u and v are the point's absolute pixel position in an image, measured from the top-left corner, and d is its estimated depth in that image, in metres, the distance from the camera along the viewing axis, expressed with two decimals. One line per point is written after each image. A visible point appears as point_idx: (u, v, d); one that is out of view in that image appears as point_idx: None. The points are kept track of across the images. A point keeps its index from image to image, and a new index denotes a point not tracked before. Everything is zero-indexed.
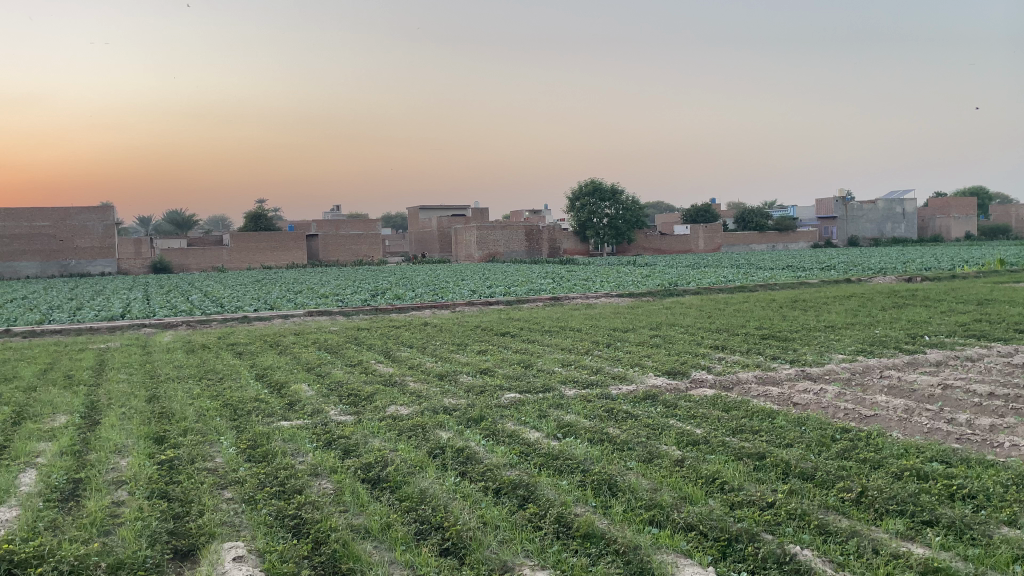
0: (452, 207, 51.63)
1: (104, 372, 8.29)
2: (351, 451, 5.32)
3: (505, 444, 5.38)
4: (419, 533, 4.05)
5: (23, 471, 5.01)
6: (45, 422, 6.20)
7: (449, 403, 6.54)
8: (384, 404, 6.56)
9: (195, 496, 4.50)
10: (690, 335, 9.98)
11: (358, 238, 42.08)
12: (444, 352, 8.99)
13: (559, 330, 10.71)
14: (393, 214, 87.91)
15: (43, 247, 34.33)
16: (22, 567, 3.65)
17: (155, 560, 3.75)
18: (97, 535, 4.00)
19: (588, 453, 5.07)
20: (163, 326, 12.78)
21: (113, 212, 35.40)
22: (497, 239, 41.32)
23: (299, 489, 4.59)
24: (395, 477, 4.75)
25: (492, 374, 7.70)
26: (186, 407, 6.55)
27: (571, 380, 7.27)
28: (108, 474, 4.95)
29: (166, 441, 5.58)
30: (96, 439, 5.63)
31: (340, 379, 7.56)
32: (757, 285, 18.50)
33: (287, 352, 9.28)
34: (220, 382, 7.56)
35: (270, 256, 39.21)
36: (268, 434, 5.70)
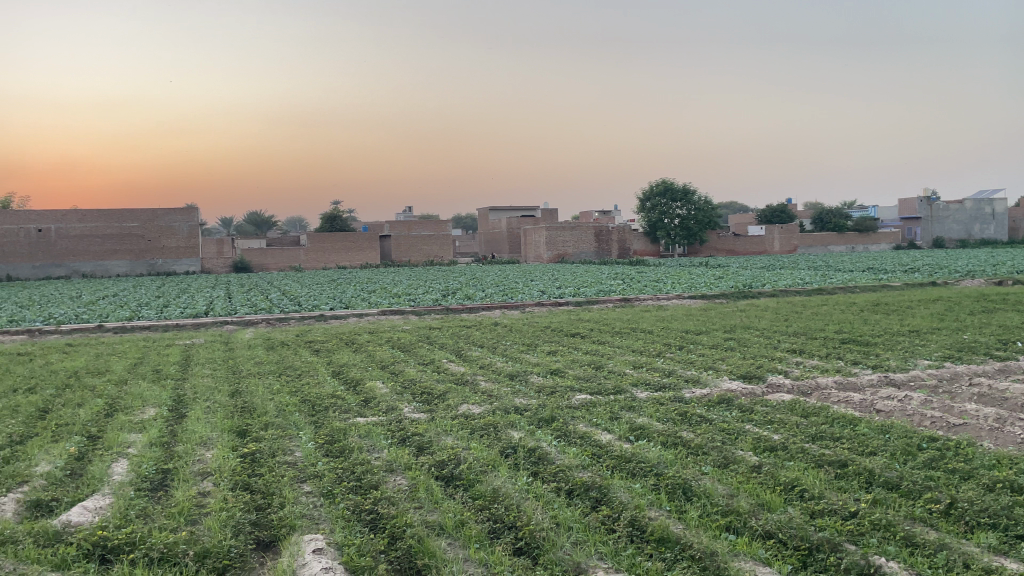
0: (521, 208, 51.83)
1: (190, 367, 8.61)
2: (424, 448, 5.40)
3: (577, 445, 5.36)
4: (493, 531, 4.07)
5: (115, 460, 5.24)
6: (136, 414, 6.48)
7: (520, 403, 6.55)
8: (457, 402, 6.63)
9: (276, 488, 4.64)
10: (766, 338, 9.75)
11: (428, 238, 42.69)
12: (515, 353, 9.01)
13: (630, 331, 10.62)
14: (463, 217, 88.49)
15: (133, 247, 35.91)
16: (115, 553, 3.84)
17: (238, 550, 3.86)
18: (184, 524, 4.15)
19: (661, 457, 5.01)
20: (244, 323, 13.25)
21: (196, 213, 36.82)
22: (566, 240, 41.30)
23: (374, 485, 4.67)
24: (468, 476, 4.79)
25: (563, 374, 7.68)
26: (267, 402, 6.74)
27: (643, 383, 7.20)
28: (194, 465, 5.14)
29: (248, 435, 5.76)
30: (184, 432, 5.86)
31: (413, 377, 7.68)
32: (836, 288, 17.99)
33: (361, 350, 9.46)
34: (299, 377, 7.80)
35: (344, 256, 40.13)
36: (345, 430, 5.82)
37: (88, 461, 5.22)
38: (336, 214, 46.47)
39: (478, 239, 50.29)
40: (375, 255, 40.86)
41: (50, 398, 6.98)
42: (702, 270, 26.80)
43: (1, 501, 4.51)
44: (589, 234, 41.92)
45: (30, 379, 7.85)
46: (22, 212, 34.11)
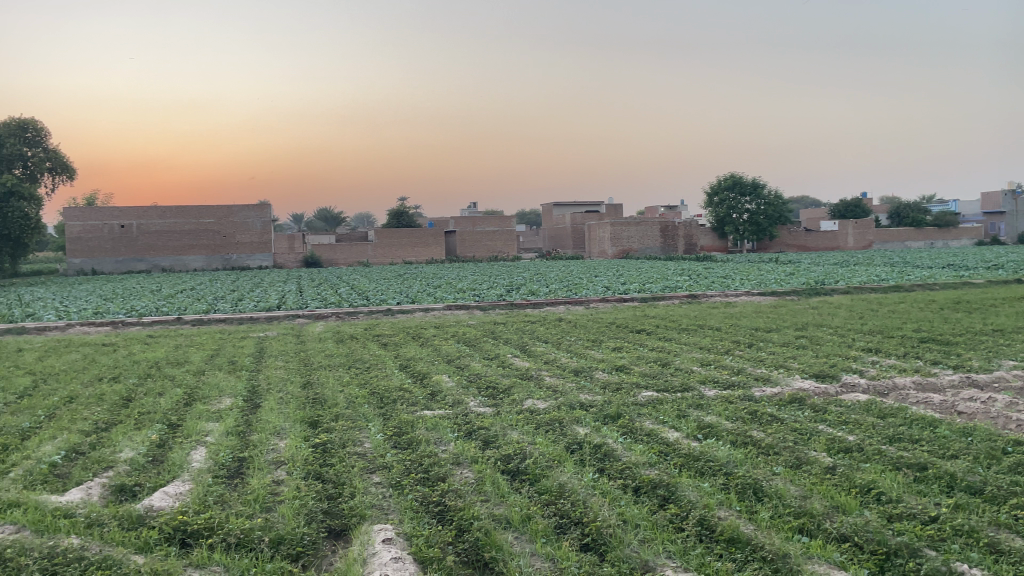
0: (586, 204, 51.59)
1: (263, 359, 8.86)
2: (491, 442, 5.43)
3: (644, 443, 5.31)
4: (559, 527, 4.07)
5: (194, 448, 5.44)
6: (213, 404, 6.71)
7: (585, 399, 6.53)
8: (522, 397, 6.64)
9: (347, 478, 4.75)
10: (840, 336, 9.47)
11: (493, 234, 42.87)
12: (579, 348, 8.97)
13: (697, 329, 10.45)
14: (528, 213, 88.58)
15: (209, 242, 37.14)
16: (195, 538, 3.98)
17: (311, 538, 3.97)
18: (260, 511, 4.28)
19: (731, 456, 4.92)
20: (313, 317, 13.55)
21: (269, 209, 37.84)
22: (631, 236, 40.91)
23: (442, 477, 4.72)
24: (534, 471, 4.79)
25: (628, 371, 7.61)
26: (337, 394, 6.89)
27: (711, 380, 7.08)
28: (268, 454, 5.29)
29: (319, 426, 5.90)
30: (258, 422, 6.04)
31: (479, 371, 7.73)
32: (914, 285, 17.29)
33: (428, 344, 9.58)
34: (368, 370, 7.94)
35: (410, 252, 40.68)
36: (412, 422, 5.91)
37: (169, 448, 5.43)
38: (403, 210, 47.14)
39: (542, 235, 50.26)
40: (440, 250, 41.28)
41: (132, 387, 7.30)
42: (770, 270, 23.57)
43: (89, 485, 4.73)
44: (654, 229, 41.44)
45: (114, 369, 8.21)
46: (106, 209, 35.61)
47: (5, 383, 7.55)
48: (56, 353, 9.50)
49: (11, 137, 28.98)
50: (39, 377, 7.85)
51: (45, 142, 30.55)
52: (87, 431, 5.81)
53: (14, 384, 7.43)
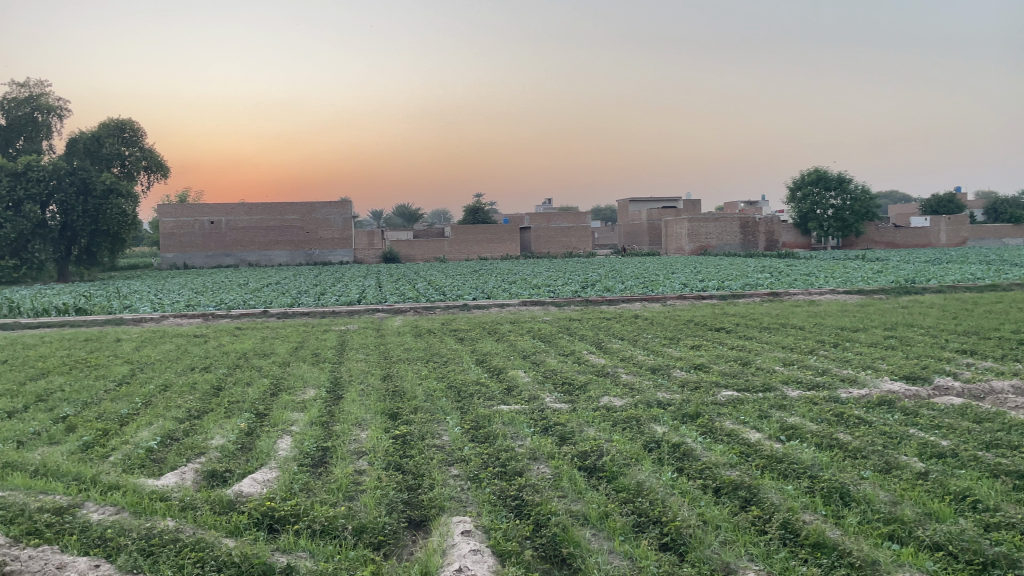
0: (662, 199, 50.92)
1: (345, 351, 9.09)
2: (567, 438, 5.43)
3: (724, 443, 5.21)
4: (637, 525, 4.04)
5: (280, 437, 5.62)
6: (297, 394, 6.92)
7: (664, 398, 6.45)
8: (599, 394, 6.61)
9: (426, 470, 4.83)
10: (933, 337, 9.07)
11: (568, 230, 42.78)
12: (656, 346, 8.86)
13: (779, 327, 10.18)
14: (604, 208, 87.98)
15: (293, 238, 38.29)
16: (282, 523, 4.12)
17: (392, 527, 4.06)
18: (343, 500, 4.40)
19: (816, 458, 4.78)
20: (393, 311, 13.81)
21: (350, 206, 38.76)
22: (709, 232, 40.19)
23: (519, 472, 4.75)
24: (612, 468, 4.76)
25: (708, 370, 7.47)
26: (416, 387, 7.02)
27: (794, 381, 6.90)
28: (351, 444, 5.43)
29: (399, 418, 6.02)
30: (341, 412, 6.21)
31: (554, 367, 7.74)
32: (1014, 284, 16.37)
33: (504, 340, 9.63)
34: (445, 364, 8.04)
35: (486, 248, 41.02)
36: (489, 416, 5.96)
37: (257, 436, 5.63)
38: (478, 206, 47.50)
39: (617, 231, 49.87)
40: (516, 246, 41.45)
41: (222, 376, 7.62)
42: (856, 271, 21.50)
43: (183, 470, 4.95)
44: (734, 225, 40.58)
45: (205, 359, 8.57)
46: (197, 206, 37.13)
47: (106, 370, 7.97)
48: (152, 343, 9.98)
49: (111, 137, 30.51)
50: (136, 365, 8.26)
51: (141, 142, 32.04)
52: (181, 418, 6.09)
53: (114, 372, 7.84)
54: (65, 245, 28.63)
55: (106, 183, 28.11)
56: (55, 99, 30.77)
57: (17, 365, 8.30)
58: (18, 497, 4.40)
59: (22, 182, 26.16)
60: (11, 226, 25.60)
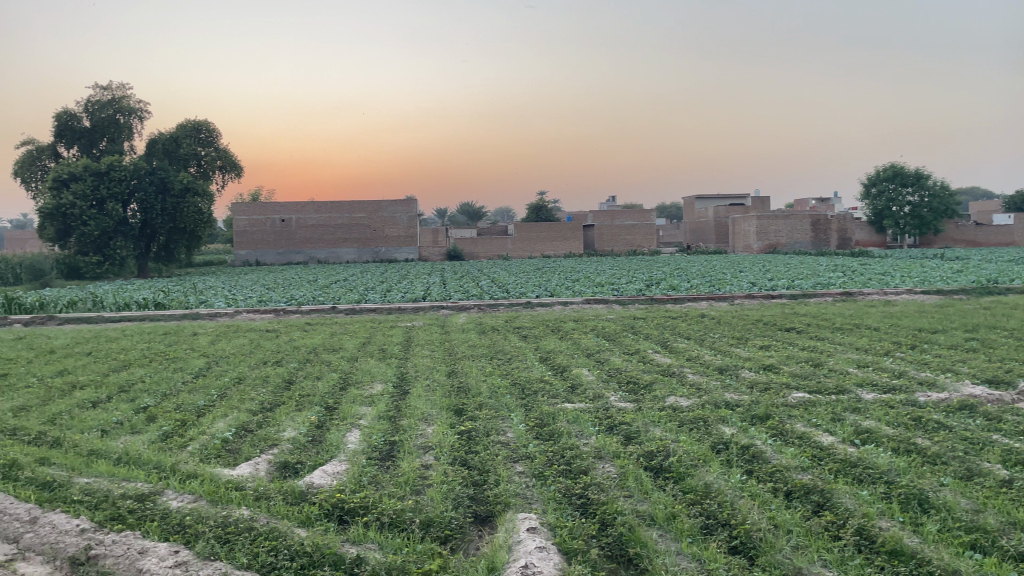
0: (729, 197, 50.00)
1: (411, 347, 9.22)
2: (633, 437, 5.38)
3: (795, 446, 5.08)
4: (706, 527, 3.97)
5: (349, 430, 5.73)
6: (365, 389, 7.05)
7: (731, 398, 6.33)
8: (664, 394, 6.53)
9: (491, 466, 4.85)
10: (1018, 340, 8.67)
11: (631, 228, 42.40)
12: (723, 346, 8.70)
13: (852, 328, 9.88)
14: (669, 206, 86.85)
15: (360, 236, 39.00)
16: (351, 515, 4.20)
17: (458, 522, 4.09)
18: (410, 493, 4.46)
19: (892, 464, 4.62)
20: (457, 308, 13.93)
21: (416, 204, 39.25)
22: (778, 230, 39.29)
23: (584, 470, 4.73)
24: (679, 469, 4.70)
25: (777, 371, 7.31)
26: (480, 384, 7.07)
27: (868, 384, 6.68)
28: (417, 439, 5.50)
29: (464, 414, 6.07)
30: (408, 407, 6.30)
31: (619, 366, 7.68)
32: None
33: (568, 338, 9.61)
34: (509, 361, 8.08)
35: (549, 245, 41.01)
36: (554, 414, 5.96)
37: (327, 429, 5.76)
38: (541, 203, 47.53)
39: (683, 229, 49.19)
40: (579, 244, 41.33)
41: (293, 370, 7.82)
42: (935, 270, 20.40)
43: (257, 460, 5.10)
44: (805, 223, 39.60)
45: (277, 353, 8.80)
46: (269, 204, 38.15)
47: (183, 363, 8.27)
48: (226, 337, 10.30)
49: (187, 138, 31.58)
50: (212, 359, 8.54)
51: (216, 142, 33.05)
52: (254, 410, 6.26)
53: (191, 365, 8.11)
54: (145, 242, 29.77)
55: (183, 183, 29.14)
56: (136, 102, 31.98)
57: (101, 357, 8.68)
58: (103, 484, 4.60)
59: (105, 181, 27.28)
60: (95, 224, 26.75)
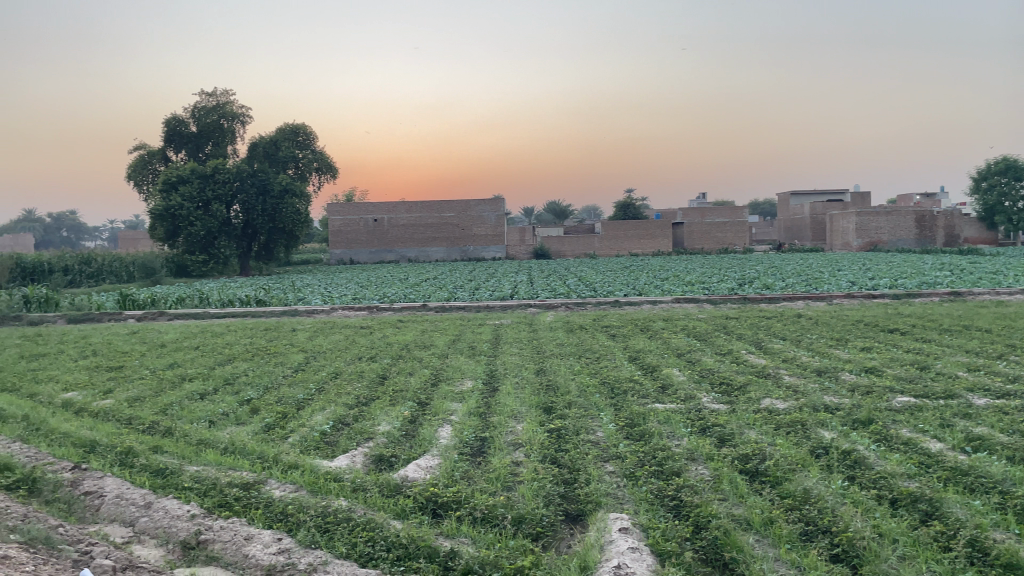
0: (827, 193, 48.23)
1: (500, 345, 9.30)
2: (727, 440, 5.26)
3: (900, 452, 4.86)
4: (805, 534, 3.86)
5: (441, 425, 5.84)
6: (456, 385, 7.16)
7: (831, 402, 6.11)
8: (759, 396, 6.37)
9: (582, 465, 4.84)
10: None
11: (723, 226, 41.46)
12: (822, 347, 8.41)
13: (961, 329, 9.38)
14: (762, 204, 84.42)
15: (449, 235, 39.58)
16: (444, 509, 4.27)
17: (549, 519, 4.10)
18: (501, 489, 4.50)
19: (1008, 473, 4.35)
20: (545, 307, 13.95)
21: (503, 203, 39.51)
22: (881, 226, 37.65)
23: (676, 472, 4.66)
24: (775, 473, 4.57)
25: (881, 374, 7.00)
26: (569, 382, 7.06)
27: (981, 389, 6.31)
28: (507, 436, 5.55)
29: (553, 412, 6.08)
30: (498, 404, 6.36)
31: (712, 367, 7.53)
32: None
33: (657, 337, 9.49)
34: (598, 360, 8.03)
35: (637, 244, 40.57)
36: (645, 414, 5.89)
37: (420, 424, 5.88)
38: (629, 201, 47.10)
39: (776, 226, 47.75)
40: (667, 243, 40.74)
41: (387, 366, 8.02)
42: None
43: (354, 453, 5.25)
44: (909, 220, 37.87)
45: (371, 349, 9.04)
46: (361, 205, 39.18)
47: (283, 358, 8.59)
48: (323, 333, 10.66)
49: (286, 141, 32.78)
50: (310, 354, 8.84)
51: (312, 145, 34.22)
52: (351, 404, 6.45)
53: (290, 359, 8.43)
54: (246, 241, 31.08)
55: (282, 184, 30.31)
56: (238, 107, 33.37)
57: (208, 352, 9.13)
58: (211, 471, 4.84)
59: (211, 183, 28.61)
60: (201, 225, 28.12)
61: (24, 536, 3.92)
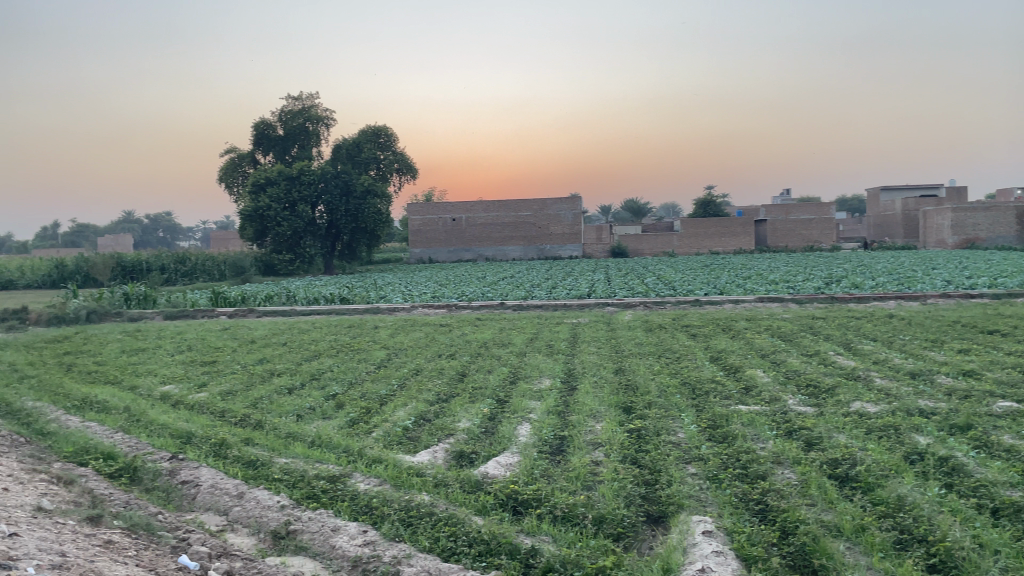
0: (920, 188, 46.17)
1: (578, 344, 9.28)
2: (814, 444, 5.11)
3: (1002, 460, 4.61)
4: (899, 542, 3.70)
5: (520, 423, 5.86)
6: (535, 383, 7.19)
7: (926, 406, 5.85)
8: (849, 399, 6.15)
9: (663, 466, 4.77)
10: None
11: (808, 223, 40.19)
12: (916, 349, 8.06)
13: None
14: (849, 200, 81.47)
15: (526, 234, 39.68)
16: (525, 507, 4.29)
17: (631, 520, 4.06)
18: (581, 489, 4.48)
19: None
20: (624, 305, 13.83)
21: (580, 201, 39.30)
22: (978, 222, 35.82)
23: (762, 476, 4.54)
24: (867, 479, 4.40)
25: (980, 377, 6.67)
26: (649, 382, 6.98)
27: None
28: (587, 435, 5.52)
29: (633, 412, 6.03)
30: (576, 403, 6.34)
31: (797, 368, 7.32)
32: None
33: (740, 337, 9.28)
34: (679, 360, 7.91)
35: (718, 241, 39.75)
36: (727, 416, 5.77)
37: (499, 421, 5.92)
38: (710, 198, 46.23)
39: (866, 223, 45.99)
40: (749, 241, 39.74)
41: (466, 364, 8.10)
42: None
43: (435, 449, 5.33)
44: (1009, 215, 35.88)
45: (451, 347, 9.15)
46: (440, 204, 39.70)
47: (367, 354, 8.80)
48: (403, 331, 10.86)
49: (368, 143, 33.53)
50: (392, 350, 9.02)
51: (394, 146, 34.91)
52: (432, 401, 6.55)
53: (373, 356, 8.62)
54: (329, 240, 31.92)
55: (364, 185, 31.02)
56: (323, 111, 34.28)
57: (295, 348, 9.43)
58: (300, 464, 4.99)
59: (296, 184, 29.52)
60: (287, 225, 29.04)
61: (127, 522, 4.12)
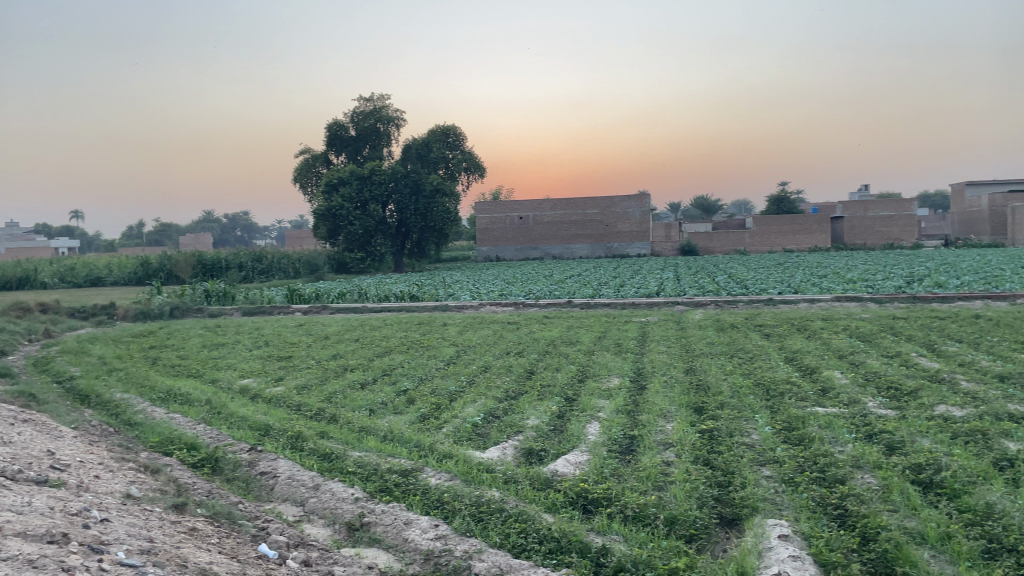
0: (1009, 182, 43.99)
1: (647, 342, 9.18)
2: (896, 448, 4.92)
3: None
4: (987, 551, 3.54)
5: (589, 421, 5.84)
6: (604, 382, 7.15)
7: (1017, 410, 5.57)
8: (933, 402, 5.91)
9: (736, 467, 4.68)
10: None
11: (888, 219, 38.76)
12: (1006, 351, 7.68)
13: None
14: (931, 196, 78.28)
15: (593, 232, 39.46)
16: (595, 505, 4.27)
17: (703, 522, 4.00)
18: (652, 489, 4.44)
19: None
20: (694, 304, 13.62)
21: (648, 199, 38.82)
22: None
23: (841, 480, 4.40)
24: (953, 485, 4.22)
25: None
26: (721, 382, 6.85)
27: None
28: (657, 434, 5.47)
29: (705, 412, 5.93)
30: (646, 403, 6.28)
31: (877, 369, 7.08)
32: None
33: (816, 337, 9.02)
34: (751, 360, 7.75)
35: (792, 239, 38.71)
36: (803, 418, 5.61)
37: (568, 419, 5.90)
38: (784, 195, 45.09)
39: (950, 220, 44.08)
40: (825, 238, 38.57)
41: (534, 361, 8.11)
42: None
43: (504, 446, 5.35)
44: None
45: (518, 344, 9.17)
46: (507, 203, 39.85)
47: (436, 351, 8.90)
48: (472, 328, 10.95)
49: (437, 142, 33.91)
50: (460, 348, 9.10)
51: (462, 145, 35.24)
52: (501, 398, 6.59)
53: (442, 353, 8.72)
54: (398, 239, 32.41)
55: (432, 184, 31.39)
56: (394, 111, 34.82)
57: (366, 344, 9.62)
58: (373, 458, 5.09)
59: (367, 184, 30.08)
60: (358, 224, 29.63)
61: (209, 511, 4.28)
